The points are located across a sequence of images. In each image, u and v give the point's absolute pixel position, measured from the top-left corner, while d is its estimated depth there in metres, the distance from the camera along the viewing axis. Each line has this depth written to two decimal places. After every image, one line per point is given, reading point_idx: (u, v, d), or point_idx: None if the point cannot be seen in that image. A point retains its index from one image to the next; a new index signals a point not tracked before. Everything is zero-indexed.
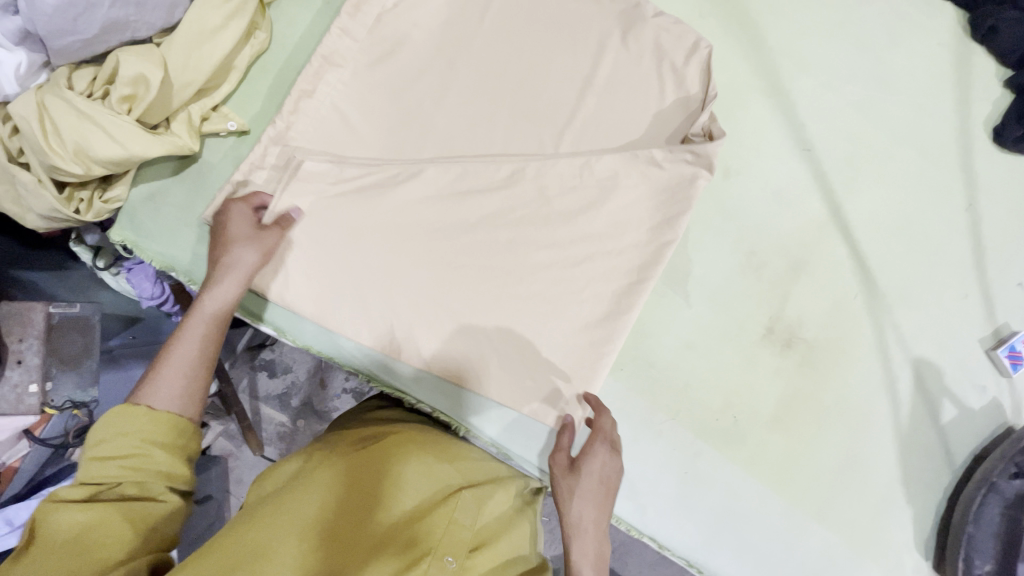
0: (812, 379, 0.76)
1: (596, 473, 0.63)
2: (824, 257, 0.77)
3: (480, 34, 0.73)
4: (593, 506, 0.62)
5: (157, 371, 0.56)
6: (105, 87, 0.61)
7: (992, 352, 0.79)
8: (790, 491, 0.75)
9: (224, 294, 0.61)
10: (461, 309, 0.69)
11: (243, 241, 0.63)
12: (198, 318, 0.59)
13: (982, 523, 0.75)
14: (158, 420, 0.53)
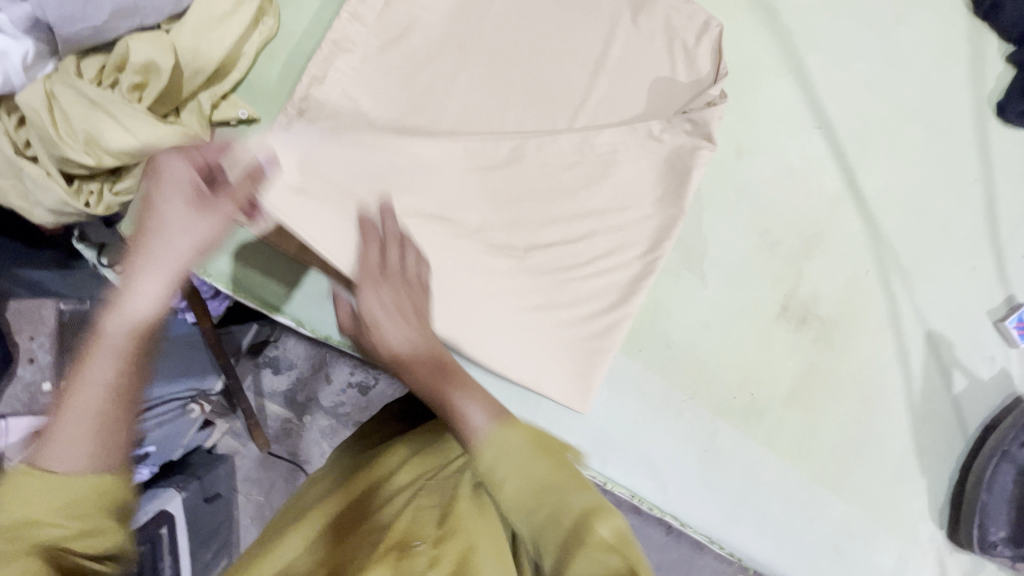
0: (827, 354, 0.77)
1: (382, 299, 0.52)
2: (836, 234, 0.78)
3: (490, 15, 0.72)
4: (410, 332, 0.51)
5: (47, 430, 0.35)
6: (114, 75, 0.61)
7: (1001, 323, 0.80)
8: (807, 464, 0.77)
9: (153, 290, 0.44)
10: (480, 294, 0.68)
11: (179, 209, 0.48)
12: (114, 328, 0.40)
13: (996, 490, 0.76)
14: (73, 481, 0.34)
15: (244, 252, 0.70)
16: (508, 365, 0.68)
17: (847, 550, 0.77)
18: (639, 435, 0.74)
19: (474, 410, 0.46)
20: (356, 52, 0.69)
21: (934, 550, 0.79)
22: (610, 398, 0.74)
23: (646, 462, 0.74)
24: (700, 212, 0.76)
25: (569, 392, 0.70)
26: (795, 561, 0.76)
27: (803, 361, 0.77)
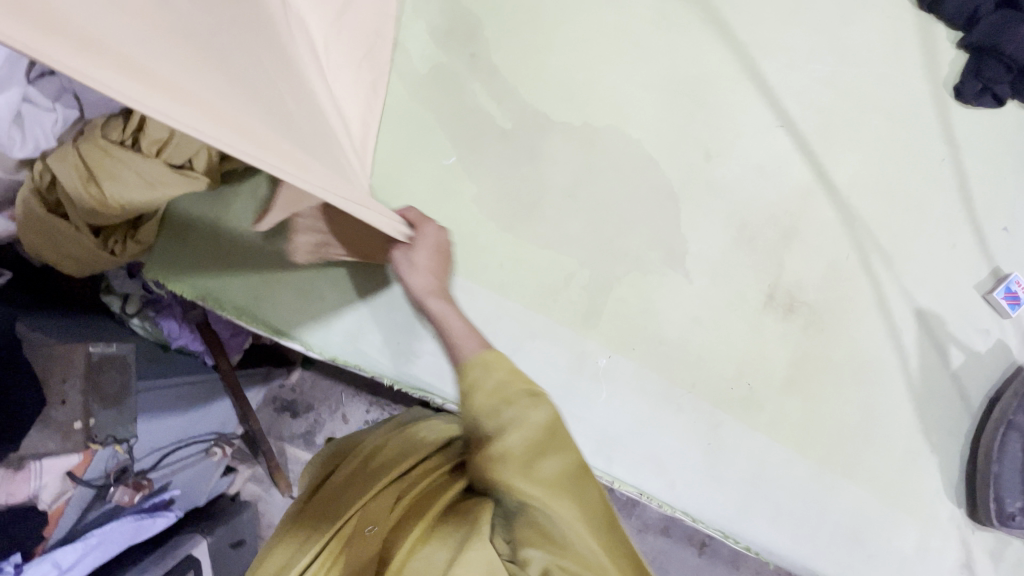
0: (819, 339, 0.79)
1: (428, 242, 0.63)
2: (811, 223, 0.81)
3: (466, 55, 0.80)
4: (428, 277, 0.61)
5: None
6: (135, 136, 0.66)
7: (991, 295, 0.82)
8: (814, 450, 0.77)
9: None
10: (468, 303, 0.76)
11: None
12: None
13: (1007, 460, 0.76)
14: None
15: (257, 285, 0.73)
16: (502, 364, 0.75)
17: (867, 535, 0.77)
18: (642, 432, 0.76)
19: (461, 330, 0.59)
20: None
21: (955, 529, 0.78)
22: (610, 398, 0.76)
23: (651, 457, 0.76)
24: (678, 214, 0.80)
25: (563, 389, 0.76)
26: (814, 550, 0.76)
27: (796, 348, 0.79)
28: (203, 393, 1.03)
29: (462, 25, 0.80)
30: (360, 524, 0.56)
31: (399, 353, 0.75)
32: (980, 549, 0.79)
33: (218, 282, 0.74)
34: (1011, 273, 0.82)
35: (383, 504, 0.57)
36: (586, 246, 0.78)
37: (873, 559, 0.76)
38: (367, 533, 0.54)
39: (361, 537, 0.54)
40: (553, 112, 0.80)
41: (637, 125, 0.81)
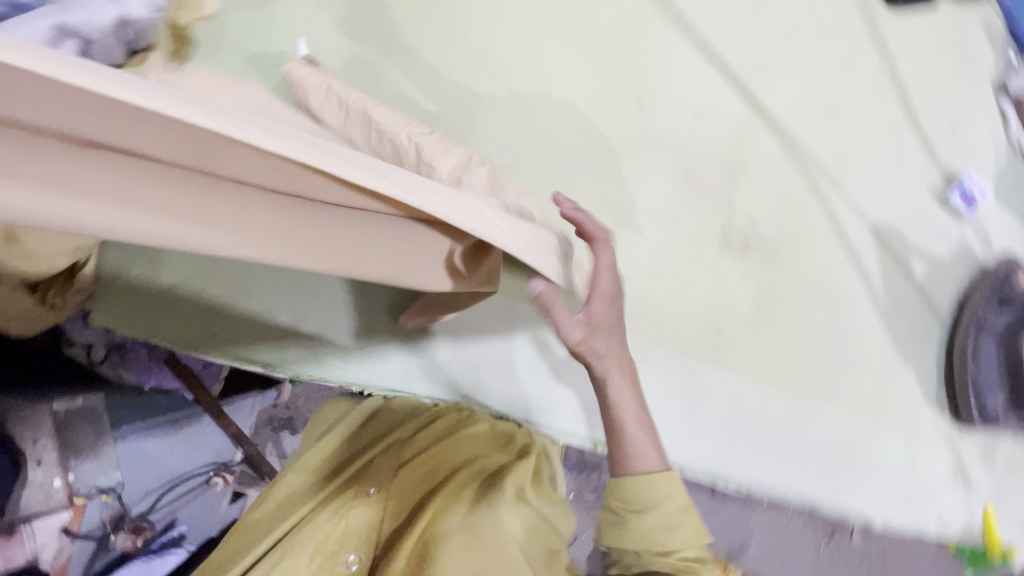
0: (780, 272, 0.78)
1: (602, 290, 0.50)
2: (756, 157, 0.80)
3: (378, 43, 0.77)
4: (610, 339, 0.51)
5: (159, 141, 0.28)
6: None
7: (946, 200, 0.81)
8: (790, 382, 0.77)
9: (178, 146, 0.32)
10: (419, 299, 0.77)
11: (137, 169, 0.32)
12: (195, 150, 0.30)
13: (984, 361, 0.75)
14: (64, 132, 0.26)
15: (205, 316, 0.75)
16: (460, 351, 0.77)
17: (854, 456, 0.77)
18: None
19: (642, 439, 0.48)
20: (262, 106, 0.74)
21: (941, 436, 0.79)
22: None
23: None
24: (620, 170, 0.78)
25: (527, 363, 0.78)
26: (803, 479, 0.76)
27: (759, 285, 0.78)
28: (189, 432, 1.00)
29: (367, 13, 0.77)
30: (362, 485, 0.57)
31: (356, 357, 0.76)
32: (968, 450, 0.79)
33: (166, 320, 0.75)
34: (964, 173, 0.81)
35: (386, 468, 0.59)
36: None
37: (863, 478, 0.77)
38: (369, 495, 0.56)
39: (364, 498, 0.55)
40: (478, 86, 0.78)
41: (565, 87, 0.79)
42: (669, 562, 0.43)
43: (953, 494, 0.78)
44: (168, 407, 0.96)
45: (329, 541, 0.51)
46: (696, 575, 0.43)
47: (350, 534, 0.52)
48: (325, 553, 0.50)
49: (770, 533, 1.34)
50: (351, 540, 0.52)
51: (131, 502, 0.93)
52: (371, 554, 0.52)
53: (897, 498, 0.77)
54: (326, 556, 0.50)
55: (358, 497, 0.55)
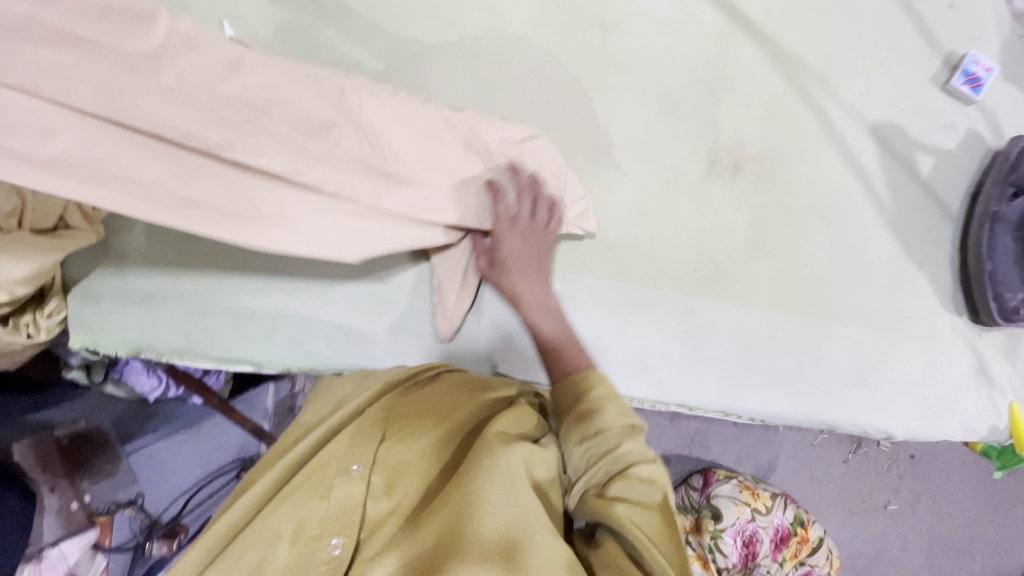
0: (774, 190, 0.73)
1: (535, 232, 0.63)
2: (737, 68, 0.73)
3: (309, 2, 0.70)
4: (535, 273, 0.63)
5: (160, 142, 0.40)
6: None
7: (948, 85, 0.74)
8: (795, 305, 0.74)
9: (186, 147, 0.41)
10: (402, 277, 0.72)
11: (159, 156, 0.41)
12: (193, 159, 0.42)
13: (1000, 256, 0.70)
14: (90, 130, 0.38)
15: (185, 320, 0.71)
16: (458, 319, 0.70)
17: (869, 370, 0.74)
18: (616, 342, 0.73)
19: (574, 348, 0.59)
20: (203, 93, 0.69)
21: (960, 339, 0.75)
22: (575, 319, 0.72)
23: (634, 363, 0.73)
24: (591, 104, 0.73)
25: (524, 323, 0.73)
26: (818, 401, 0.74)
27: (753, 208, 0.73)
28: (201, 437, 1.00)
29: None
30: (341, 462, 0.47)
31: (348, 341, 0.72)
32: (990, 349, 0.76)
33: (148, 332, 0.72)
34: (968, 53, 0.74)
35: (370, 441, 0.49)
36: None
37: (880, 392, 0.74)
38: (350, 473, 0.46)
39: (345, 477, 0.46)
40: (425, 35, 0.71)
41: (520, 20, 0.72)
42: (569, 418, 0.51)
43: (977, 396, 0.76)
44: (175, 412, 0.98)
45: (309, 525, 0.44)
46: (597, 410, 0.49)
47: (330, 516, 0.44)
48: (303, 539, 0.43)
49: (797, 450, 1.33)
50: (332, 523, 0.44)
51: (160, 509, 0.95)
52: (356, 539, 0.43)
53: (918, 407, 0.75)
54: (304, 543, 0.43)
55: (338, 477, 0.46)
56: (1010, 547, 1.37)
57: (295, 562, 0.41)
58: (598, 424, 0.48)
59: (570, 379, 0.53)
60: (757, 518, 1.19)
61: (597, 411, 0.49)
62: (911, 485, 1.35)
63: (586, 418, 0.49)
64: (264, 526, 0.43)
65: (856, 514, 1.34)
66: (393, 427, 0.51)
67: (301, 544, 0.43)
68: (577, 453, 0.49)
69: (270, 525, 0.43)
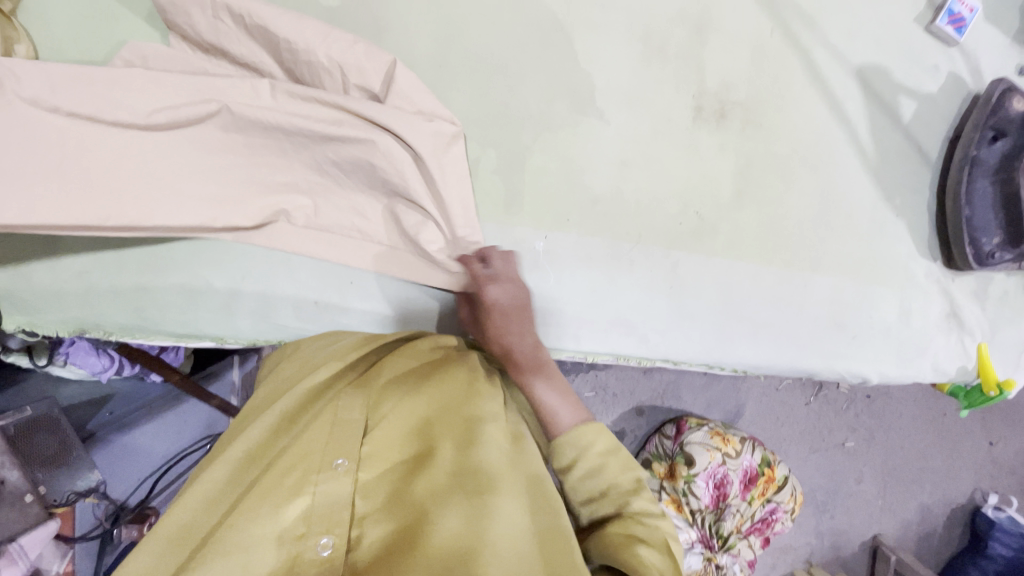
0: (760, 139, 0.71)
1: (508, 293, 0.60)
2: (722, 6, 0.69)
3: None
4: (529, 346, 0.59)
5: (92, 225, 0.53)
6: None
7: (932, 26, 0.72)
8: (779, 255, 0.73)
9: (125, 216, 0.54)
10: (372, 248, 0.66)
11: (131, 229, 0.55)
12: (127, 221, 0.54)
13: (977, 201, 0.70)
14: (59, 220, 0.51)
15: (133, 295, 0.65)
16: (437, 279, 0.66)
17: (848, 319, 0.75)
18: (601, 298, 0.71)
19: (564, 406, 0.57)
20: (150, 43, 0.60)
21: (933, 284, 0.77)
22: (559, 278, 0.70)
23: (618, 321, 0.72)
24: (572, 46, 0.68)
25: None
26: (799, 352, 0.75)
27: (739, 158, 0.71)
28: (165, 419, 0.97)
29: None
30: (325, 453, 0.44)
31: (318, 311, 0.68)
32: (961, 293, 0.78)
33: (92, 311, 0.65)
34: None
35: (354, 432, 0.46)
36: (480, 123, 0.67)
37: (859, 338, 0.75)
38: (337, 467, 0.43)
39: (330, 473, 0.43)
40: None
41: None
42: (571, 474, 0.54)
43: (947, 337, 0.78)
44: (135, 393, 0.95)
45: (293, 523, 0.40)
46: (600, 466, 0.53)
47: (319, 513, 0.41)
48: (289, 540, 0.39)
49: (764, 396, 1.38)
50: (318, 522, 0.40)
51: (127, 493, 0.90)
52: (349, 534, 0.40)
53: (893, 351, 0.76)
54: (290, 543, 0.39)
55: (323, 474, 0.43)
56: (957, 475, 1.46)
57: (283, 565, 0.38)
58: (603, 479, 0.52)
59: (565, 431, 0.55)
60: (727, 462, 1.22)
61: (596, 468, 0.53)
62: (868, 423, 1.42)
63: (588, 475, 0.53)
64: (242, 531, 0.38)
65: (816, 452, 1.41)
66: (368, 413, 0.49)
67: (289, 549, 0.39)
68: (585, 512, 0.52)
69: (248, 533, 0.38)
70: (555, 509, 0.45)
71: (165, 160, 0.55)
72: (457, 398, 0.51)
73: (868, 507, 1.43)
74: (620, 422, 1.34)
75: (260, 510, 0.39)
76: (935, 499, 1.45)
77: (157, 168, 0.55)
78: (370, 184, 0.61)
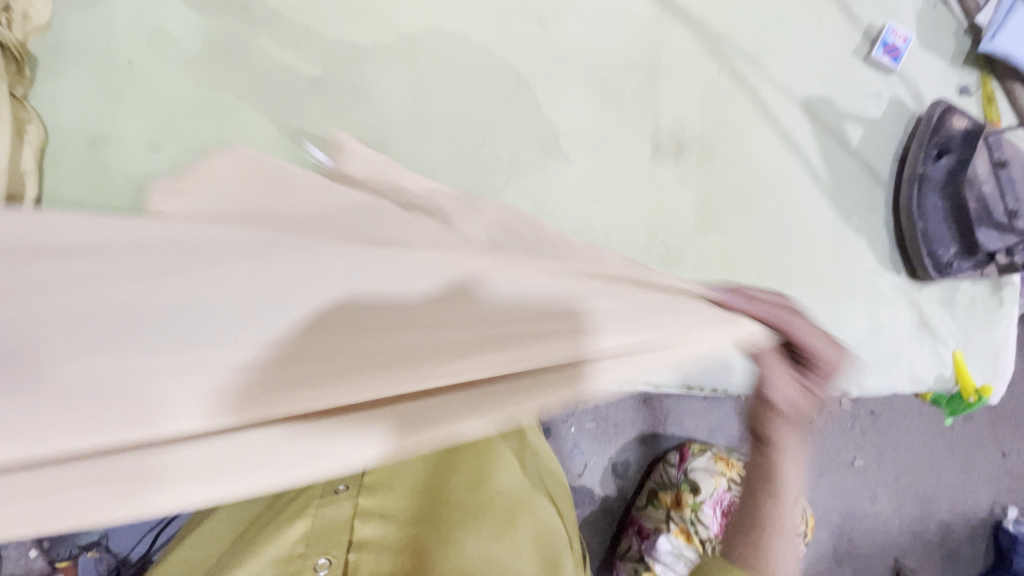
0: (719, 170, 0.76)
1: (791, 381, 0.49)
2: (672, 52, 0.75)
3: (240, 13, 0.70)
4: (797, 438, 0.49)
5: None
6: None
7: (869, 57, 0.78)
8: (748, 277, 0.76)
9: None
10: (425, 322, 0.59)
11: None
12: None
13: (930, 215, 0.74)
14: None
15: None
16: None
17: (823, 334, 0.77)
18: None
19: (790, 519, 0.51)
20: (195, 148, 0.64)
21: (901, 295, 0.79)
22: None
23: None
24: (535, 97, 0.73)
25: None
26: None
27: (700, 188, 0.75)
28: None
29: None
30: (329, 484, 0.51)
31: None
32: (930, 302, 0.80)
33: None
34: (885, 25, 0.78)
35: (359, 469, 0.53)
36: (455, 170, 0.72)
37: None
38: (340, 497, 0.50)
39: (333, 498, 0.50)
40: (363, 37, 0.71)
41: (456, 19, 0.73)
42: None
43: (922, 347, 0.80)
44: None
45: (296, 541, 0.45)
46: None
47: (318, 533, 0.46)
48: (288, 557, 0.44)
49: None
50: (317, 542, 0.45)
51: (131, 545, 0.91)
52: (344, 556, 0.45)
53: (869, 364, 0.78)
54: (290, 560, 0.44)
55: (328, 500, 0.49)
56: (971, 490, 1.43)
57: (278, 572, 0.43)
58: None
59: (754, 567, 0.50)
60: (733, 488, 1.21)
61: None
62: (874, 440, 1.40)
63: None
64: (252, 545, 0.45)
65: (825, 473, 1.38)
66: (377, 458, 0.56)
67: (288, 564, 0.44)
68: None
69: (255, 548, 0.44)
70: (558, 551, 0.47)
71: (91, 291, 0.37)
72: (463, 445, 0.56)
73: (883, 528, 1.40)
74: (624, 453, 1.28)
75: (269, 529, 0.46)
76: (953, 515, 1.42)
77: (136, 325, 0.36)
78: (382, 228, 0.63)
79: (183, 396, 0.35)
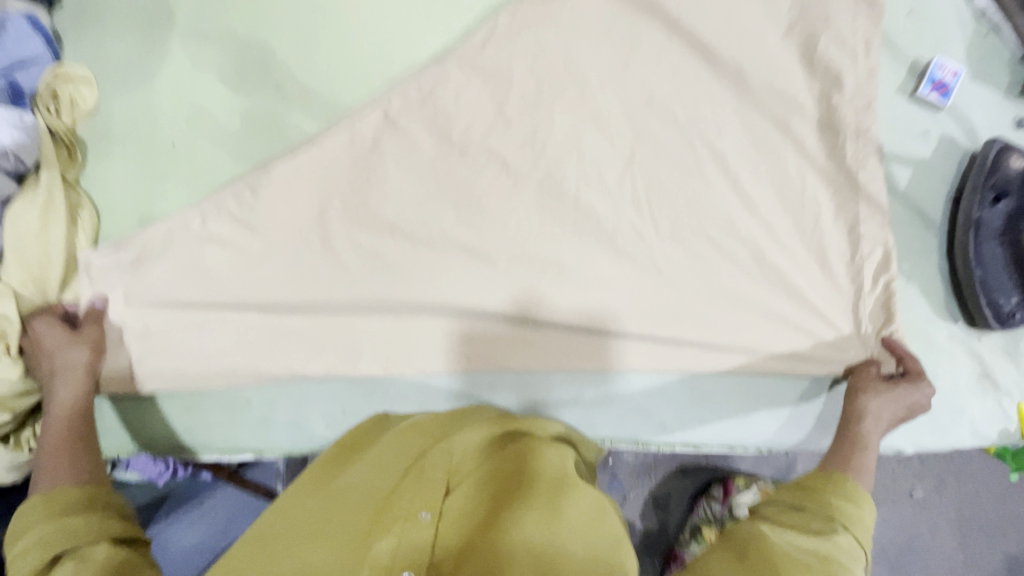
0: (760, 221, 0.72)
1: (899, 403, 0.66)
2: (713, 93, 0.72)
3: (286, 95, 0.71)
4: (888, 411, 0.66)
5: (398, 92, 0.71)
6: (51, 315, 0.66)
7: (916, 94, 0.74)
8: (799, 331, 0.72)
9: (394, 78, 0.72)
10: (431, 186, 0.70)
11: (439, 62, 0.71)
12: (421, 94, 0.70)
13: (988, 263, 0.70)
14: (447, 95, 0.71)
15: (185, 416, 0.71)
16: (457, 373, 0.72)
17: None
18: (619, 384, 0.73)
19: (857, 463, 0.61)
20: (346, 193, 0.70)
21: (958, 345, 0.74)
22: (574, 370, 0.72)
23: (635, 408, 0.73)
24: (564, 148, 0.71)
25: (524, 370, 0.72)
26: (825, 432, 0.74)
27: (743, 247, 0.71)
28: (213, 515, 1.03)
29: (280, 69, 0.71)
30: (412, 505, 0.51)
31: (345, 420, 0.72)
32: (993, 352, 0.75)
33: (150, 434, 0.71)
34: (933, 59, 0.74)
35: (436, 489, 0.53)
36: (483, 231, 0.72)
37: None
38: (421, 519, 0.50)
39: (414, 521, 0.49)
40: (389, 99, 0.70)
41: (485, 75, 0.71)
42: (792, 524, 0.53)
43: (984, 400, 0.74)
44: (188, 490, 1.05)
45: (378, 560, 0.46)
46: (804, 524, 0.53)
47: (400, 558, 0.47)
48: None
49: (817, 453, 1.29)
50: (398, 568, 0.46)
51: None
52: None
53: (924, 420, 0.74)
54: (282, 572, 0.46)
55: (408, 522, 0.49)
56: None
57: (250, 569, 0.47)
58: (833, 536, 0.51)
59: (779, 509, 0.56)
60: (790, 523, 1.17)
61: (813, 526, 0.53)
62: (935, 469, 1.26)
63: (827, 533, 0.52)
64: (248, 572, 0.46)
65: (883, 503, 1.25)
66: (456, 479, 0.55)
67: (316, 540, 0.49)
68: (797, 516, 0.54)
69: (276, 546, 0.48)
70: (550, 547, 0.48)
71: (451, 170, 0.70)
72: (573, 504, 0.52)
73: (946, 563, 1.24)
74: (666, 485, 1.26)
75: (340, 537, 0.49)
76: None
77: (389, 177, 0.70)
78: (413, 222, 0.70)
79: (477, 122, 0.71)
